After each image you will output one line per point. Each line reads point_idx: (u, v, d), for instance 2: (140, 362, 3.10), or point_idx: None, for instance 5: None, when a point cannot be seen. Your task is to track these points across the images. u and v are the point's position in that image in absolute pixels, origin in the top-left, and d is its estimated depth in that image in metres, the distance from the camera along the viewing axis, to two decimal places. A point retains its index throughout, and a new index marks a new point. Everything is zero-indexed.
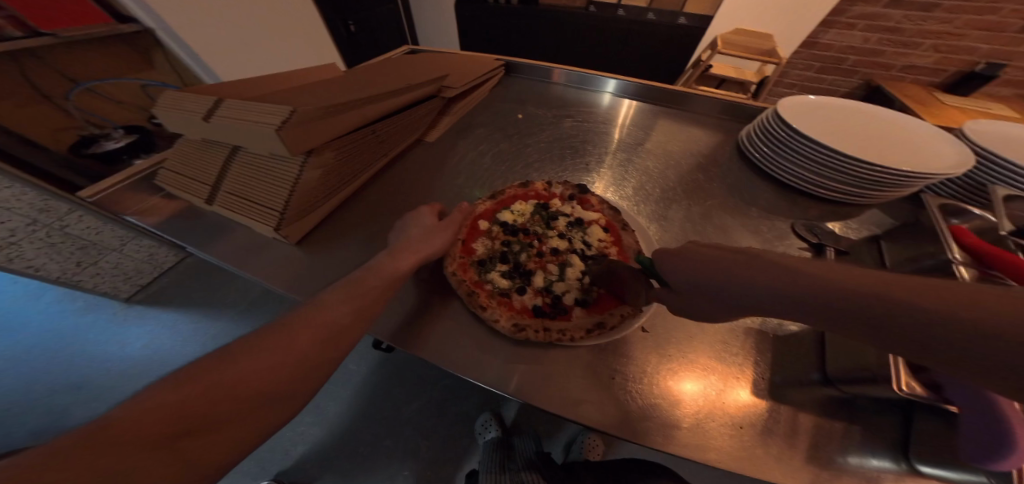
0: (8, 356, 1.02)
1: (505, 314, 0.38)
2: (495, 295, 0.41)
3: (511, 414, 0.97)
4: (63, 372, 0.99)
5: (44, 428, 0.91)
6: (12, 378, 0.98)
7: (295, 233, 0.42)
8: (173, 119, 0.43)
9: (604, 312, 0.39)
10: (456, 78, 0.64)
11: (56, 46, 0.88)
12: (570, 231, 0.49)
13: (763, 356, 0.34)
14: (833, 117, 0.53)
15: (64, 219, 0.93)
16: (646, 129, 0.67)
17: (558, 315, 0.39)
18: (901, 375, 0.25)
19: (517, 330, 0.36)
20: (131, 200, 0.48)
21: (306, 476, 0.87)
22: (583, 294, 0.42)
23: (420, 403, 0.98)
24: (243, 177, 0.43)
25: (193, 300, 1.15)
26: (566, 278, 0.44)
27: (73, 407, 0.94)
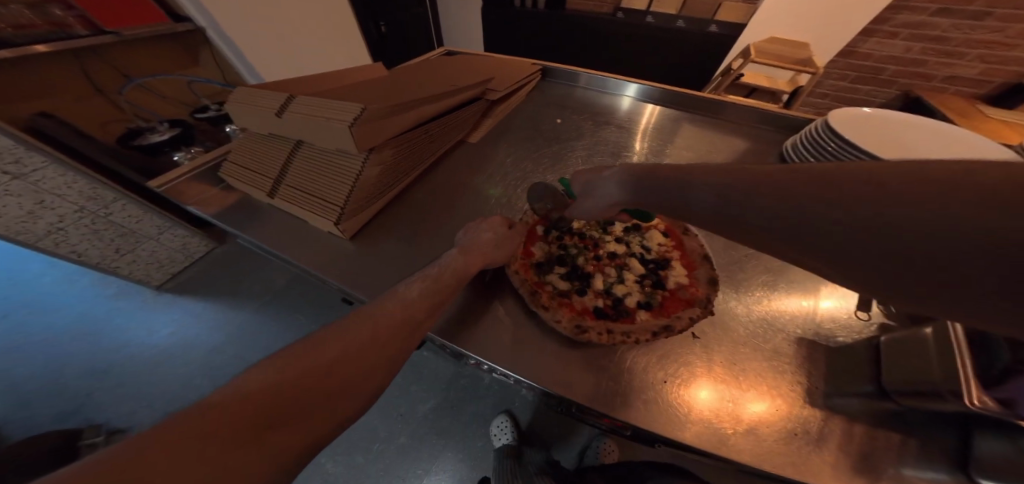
0: (47, 336, 1.09)
1: (567, 315, 0.39)
2: (556, 296, 0.42)
3: (525, 416, 0.98)
4: (92, 355, 1.05)
5: (78, 409, 0.95)
6: (55, 356, 1.05)
7: (351, 227, 0.44)
8: (243, 113, 0.46)
9: (668, 315, 0.40)
10: (499, 81, 0.67)
11: (115, 45, 0.94)
12: (627, 236, 0.50)
13: (814, 366, 0.35)
14: (881, 129, 0.53)
15: (109, 208, 0.99)
16: (672, 135, 0.68)
17: (621, 317, 0.40)
18: (971, 389, 0.25)
19: (579, 332, 0.37)
20: (193, 191, 0.51)
21: (325, 465, 0.90)
22: (645, 297, 0.42)
23: (436, 402, 1.00)
24: (305, 171, 0.46)
25: (219, 290, 1.21)
26: (626, 281, 0.44)
27: (104, 391, 0.99)
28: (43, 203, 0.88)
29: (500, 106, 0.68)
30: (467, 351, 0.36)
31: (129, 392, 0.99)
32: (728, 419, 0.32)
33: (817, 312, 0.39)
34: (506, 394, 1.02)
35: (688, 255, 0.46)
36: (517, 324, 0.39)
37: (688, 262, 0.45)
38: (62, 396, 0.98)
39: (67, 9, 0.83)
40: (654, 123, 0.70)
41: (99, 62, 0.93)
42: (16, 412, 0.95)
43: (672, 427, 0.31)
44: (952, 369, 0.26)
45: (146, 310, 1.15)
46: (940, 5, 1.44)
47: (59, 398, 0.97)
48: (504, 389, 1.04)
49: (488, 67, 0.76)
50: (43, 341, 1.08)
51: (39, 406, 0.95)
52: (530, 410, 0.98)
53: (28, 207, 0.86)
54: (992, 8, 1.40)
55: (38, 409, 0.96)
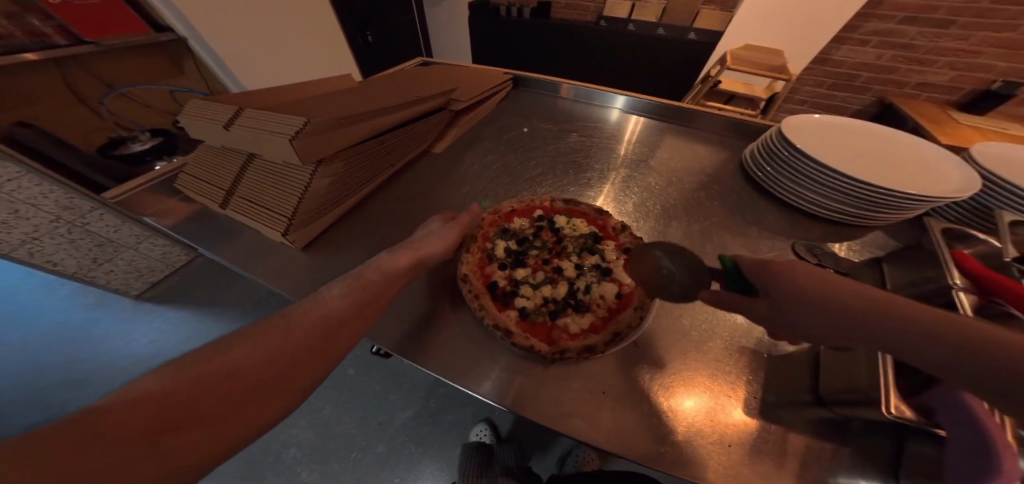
0: (22, 347, 1.07)
1: (472, 265, 0.44)
2: (484, 253, 0.46)
3: (504, 424, 0.96)
4: (67, 368, 1.03)
5: None
6: (28, 368, 1.03)
7: (302, 239, 0.44)
8: (195, 125, 0.46)
9: (524, 332, 0.38)
10: (464, 91, 0.67)
11: (97, 54, 0.95)
12: (587, 270, 0.46)
13: (757, 375, 0.34)
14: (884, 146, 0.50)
15: (88, 217, 0.96)
16: (651, 146, 0.68)
17: (497, 302, 0.41)
18: (891, 397, 0.25)
19: (463, 277, 0.42)
20: (150, 201, 0.50)
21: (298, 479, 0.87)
22: (532, 308, 0.41)
23: (414, 410, 0.98)
24: (257, 182, 0.45)
25: (197, 300, 1.18)
26: (537, 292, 0.43)
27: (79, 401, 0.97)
28: (18, 213, 0.86)
29: (466, 116, 0.68)
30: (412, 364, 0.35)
31: None
32: (666, 426, 0.31)
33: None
34: (485, 403, 1.00)
35: (609, 322, 0.40)
36: (468, 335, 0.38)
37: (603, 325, 0.39)
38: (36, 407, 0.96)
39: (46, 19, 0.83)
40: (632, 133, 0.71)
41: (79, 71, 0.93)
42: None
43: (613, 439, 0.30)
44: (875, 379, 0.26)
45: (125, 319, 1.13)
46: (907, 14, 1.49)
47: (34, 407, 0.96)
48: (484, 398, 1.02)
49: (460, 78, 0.77)
50: (15, 352, 1.06)
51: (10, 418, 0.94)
52: (509, 418, 0.97)
53: (3, 216, 0.84)
54: (956, 17, 1.44)
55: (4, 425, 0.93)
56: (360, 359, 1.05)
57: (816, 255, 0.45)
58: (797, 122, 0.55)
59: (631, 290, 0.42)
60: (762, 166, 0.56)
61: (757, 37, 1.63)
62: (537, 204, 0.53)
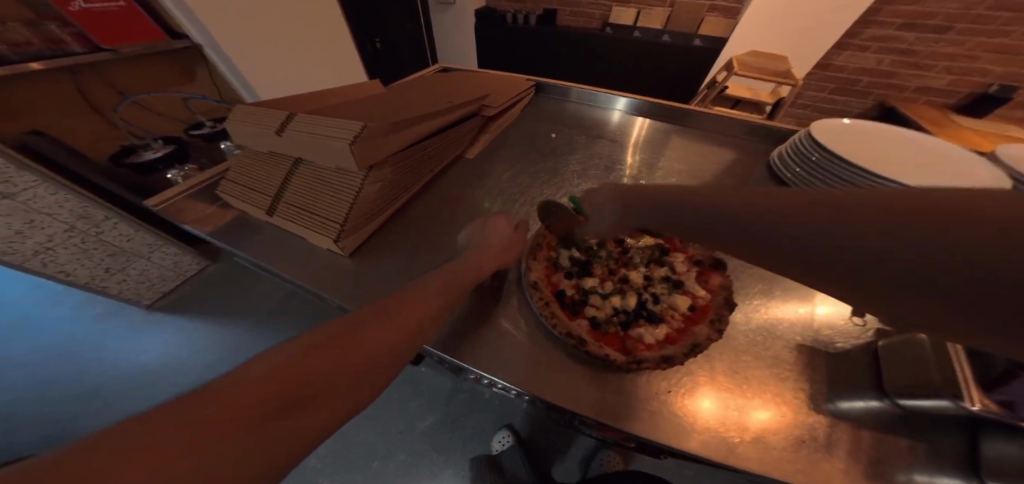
0: (30, 360, 1.05)
1: (539, 272, 0.44)
2: (549, 263, 0.47)
3: (525, 429, 0.96)
4: (75, 381, 1.01)
5: (61, 433, 0.92)
6: (38, 381, 1.01)
7: (351, 244, 0.44)
8: (242, 131, 0.47)
9: (596, 341, 0.37)
10: (495, 98, 0.69)
11: (112, 63, 0.95)
12: (655, 282, 0.45)
13: (816, 372, 0.35)
14: (926, 156, 0.52)
15: (99, 226, 0.96)
16: (670, 148, 0.69)
17: (567, 310, 0.41)
18: (972, 393, 0.26)
19: (533, 285, 0.42)
20: (187, 208, 0.50)
21: None
22: (602, 318, 0.40)
23: (434, 417, 0.97)
24: (305, 188, 0.46)
25: (209, 310, 1.17)
26: (607, 301, 0.42)
27: (87, 419, 0.94)
28: (33, 223, 0.85)
29: (497, 122, 0.70)
30: (473, 367, 0.34)
31: (116, 413, 0.96)
32: (734, 429, 0.31)
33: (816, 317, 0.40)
34: (505, 408, 1.00)
35: (683, 335, 0.38)
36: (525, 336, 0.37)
37: (679, 337, 0.38)
38: (53, 414, 0.95)
39: (65, 26, 0.83)
40: (647, 136, 0.72)
41: (93, 77, 0.93)
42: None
43: (690, 439, 0.30)
44: (952, 375, 0.28)
45: (136, 329, 1.11)
46: (905, 20, 1.55)
47: (41, 423, 0.94)
48: (504, 402, 1.02)
49: (486, 83, 0.78)
50: (25, 365, 1.04)
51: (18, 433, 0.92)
52: (530, 422, 0.97)
53: (17, 227, 0.83)
54: (952, 23, 1.51)
55: (17, 437, 0.91)
56: None
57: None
58: (829, 125, 0.57)
59: (709, 304, 0.41)
60: (789, 166, 0.58)
61: (769, 41, 1.65)
62: None
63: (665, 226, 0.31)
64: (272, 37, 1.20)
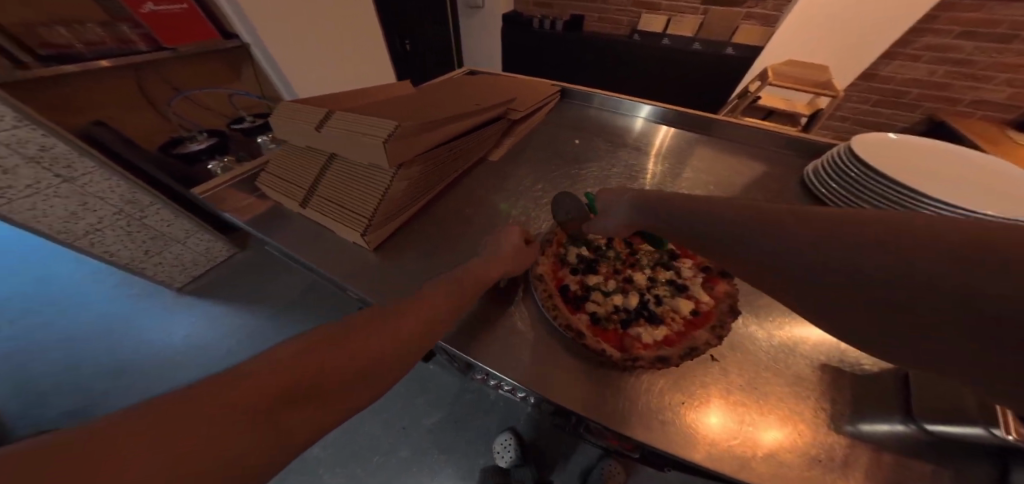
0: (71, 335, 1.14)
1: (544, 266, 0.44)
2: (555, 257, 0.46)
3: (529, 434, 0.95)
4: (108, 356, 1.09)
5: (88, 407, 0.98)
6: (75, 355, 1.09)
7: (376, 238, 0.46)
8: (287, 128, 0.51)
9: (595, 336, 0.36)
10: (521, 102, 0.70)
11: (169, 61, 1.03)
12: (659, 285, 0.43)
13: (839, 393, 0.33)
14: (976, 174, 0.49)
15: (144, 211, 1.04)
16: (697, 159, 0.67)
17: (568, 303, 0.40)
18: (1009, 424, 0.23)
19: (536, 277, 0.42)
20: (229, 198, 0.54)
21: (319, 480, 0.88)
22: (602, 314, 0.39)
23: (439, 416, 0.99)
24: (337, 183, 0.48)
25: (234, 295, 1.24)
26: (608, 298, 0.40)
27: (113, 396, 1.01)
28: (87, 205, 0.95)
29: (521, 126, 0.71)
30: (485, 365, 0.34)
31: (141, 390, 1.02)
32: (745, 444, 0.29)
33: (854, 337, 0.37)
34: (510, 411, 0.99)
35: (683, 338, 0.37)
36: (540, 337, 0.37)
37: (678, 339, 0.36)
38: (99, 379, 1.04)
39: (135, 27, 0.92)
40: (671, 148, 0.70)
41: (154, 76, 1.02)
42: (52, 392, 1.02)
43: (700, 451, 0.29)
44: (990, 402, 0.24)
45: (168, 310, 1.19)
46: (965, 27, 1.45)
47: (73, 394, 1.01)
48: (509, 405, 1.01)
49: (512, 88, 0.80)
50: (66, 338, 1.13)
51: (51, 403, 0.99)
52: (534, 429, 0.96)
53: (73, 208, 0.93)
54: (1017, 32, 1.40)
55: (50, 407, 0.98)
56: None
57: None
58: (871, 138, 0.54)
59: (712, 309, 0.39)
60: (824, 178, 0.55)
61: (818, 37, 1.63)
62: None
63: (681, 234, 0.31)
64: (310, 36, 1.25)
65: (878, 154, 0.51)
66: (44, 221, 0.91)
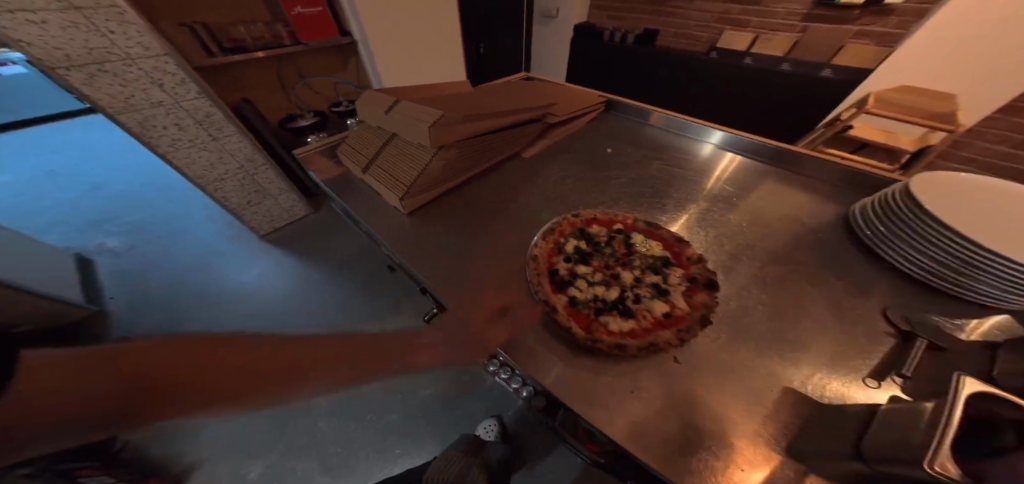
0: (185, 260, 1.49)
1: (542, 250, 0.48)
2: (554, 246, 0.49)
3: (512, 425, 0.99)
4: (201, 281, 1.39)
5: (175, 317, 1.26)
6: (181, 276, 1.42)
7: (411, 205, 0.55)
8: (365, 109, 0.64)
9: (567, 314, 0.39)
10: (561, 108, 0.77)
11: (302, 55, 1.38)
12: (646, 286, 0.43)
13: (786, 416, 0.31)
14: None
15: (257, 169, 1.35)
16: (733, 182, 0.65)
17: (553, 284, 0.43)
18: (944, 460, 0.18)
19: (532, 258, 0.46)
20: (315, 161, 0.70)
21: (314, 424, 0.99)
22: (582, 299, 0.41)
23: (432, 390, 1.06)
24: (392, 157, 0.59)
25: (301, 249, 1.50)
26: (590, 287, 0.42)
27: (194, 313, 1.28)
28: (221, 159, 1.25)
29: (557, 130, 0.76)
30: (462, 316, 0.40)
31: (212, 313, 1.28)
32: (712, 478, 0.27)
33: (859, 373, 0.34)
34: (500, 401, 1.04)
35: (650, 335, 0.37)
36: (519, 305, 0.41)
37: (643, 334, 0.37)
38: (196, 295, 1.34)
39: (286, 26, 1.25)
40: (726, 171, 0.68)
41: (290, 67, 1.38)
42: (173, 297, 1.33)
43: (631, 436, 0.29)
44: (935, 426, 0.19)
45: (252, 253, 1.49)
46: None
47: (172, 304, 1.31)
48: (500, 395, 1.06)
49: (560, 95, 0.86)
50: (178, 263, 1.48)
51: (155, 309, 1.29)
52: (519, 423, 0.99)
53: (211, 160, 1.23)
54: None
55: (152, 312, 1.28)
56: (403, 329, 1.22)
57: (911, 325, 0.37)
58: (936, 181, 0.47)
59: (684, 317, 0.39)
60: (868, 213, 0.50)
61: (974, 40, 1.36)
62: (619, 219, 0.53)
63: None
64: (404, 35, 1.47)
65: (944, 202, 0.45)
66: (192, 168, 1.20)
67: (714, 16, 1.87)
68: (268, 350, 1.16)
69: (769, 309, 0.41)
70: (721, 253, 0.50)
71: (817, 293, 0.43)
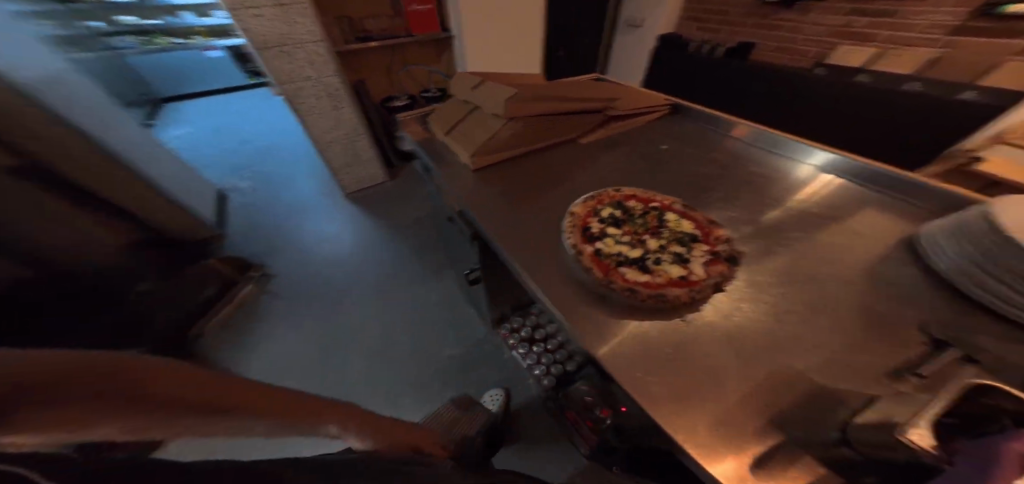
0: (293, 204, 1.88)
1: (580, 211, 0.55)
2: (592, 210, 0.55)
3: (518, 401, 1.06)
4: (301, 223, 1.74)
5: (280, 245, 1.61)
6: (289, 216, 1.79)
7: (479, 162, 0.66)
8: (457, 85, 0.78)
9: (589, 259, 0.46)
10: (623, 104, 0.83)
11: (409, 45, 1.68)
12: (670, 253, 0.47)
13: (764, 378, 0.33)
14: None
15: (358, 136, 1.64)
16: (794, 186, 0.63)
17: (584, 236, 0.50)
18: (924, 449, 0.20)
19: (569, 214, 0.54)
20: (408, 126, 0.87)
21: (356, 355, 1.17)
22: (606, 252, 0.47)
23: (455, 352, 1.18)
24: (470, 124, 0.72)
25: (375, 210, 1.78)
26: (616, 245, 0.48)
27: (293, 245, 1.61)
28: (335, 125, 1.55)
29: (617, 123, 0.82)
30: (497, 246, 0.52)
31: (304, 248, 1.60)
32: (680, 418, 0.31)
33: (870, 363, 0.34)
34: (512, 377, 1.11)
35: (663, 287, 0.42)
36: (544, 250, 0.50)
37: (656, 286, 0.42)
38: (296, 232, 1.69)
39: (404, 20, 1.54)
40: (790, 179, 0.65)
41: (398, 55, 1.69)
42: (281, 231, 1.70)
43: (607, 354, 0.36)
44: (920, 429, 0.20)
45: (339, 207, 1.81)
46: None
47: (279, 236, 1.67)
48: (512, 372, 1.13)
49: (627, 94, 0.92)
50: (289, 206, 1.87)
51: (268, 237, 1.66)
52: (525, 402, 1.05)
53: (328, 124, 1.53)
54: None
55: (266, 239, 1.65)
56: (443, 293, 1.38)
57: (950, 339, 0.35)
58: None
59: (699, 282, 0.43)
60: (928, 228, 0.46)
61: None
62: (658, 200, 0.57)
63: None
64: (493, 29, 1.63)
65: None
66: (314, 131, 1.52)
67: (830, 29, 1.72)
68: (336, 287, 1.41)
69: (787, 295, 0.42)
70: (759, 243, 0.50)
71: (857, 295, 0.41)
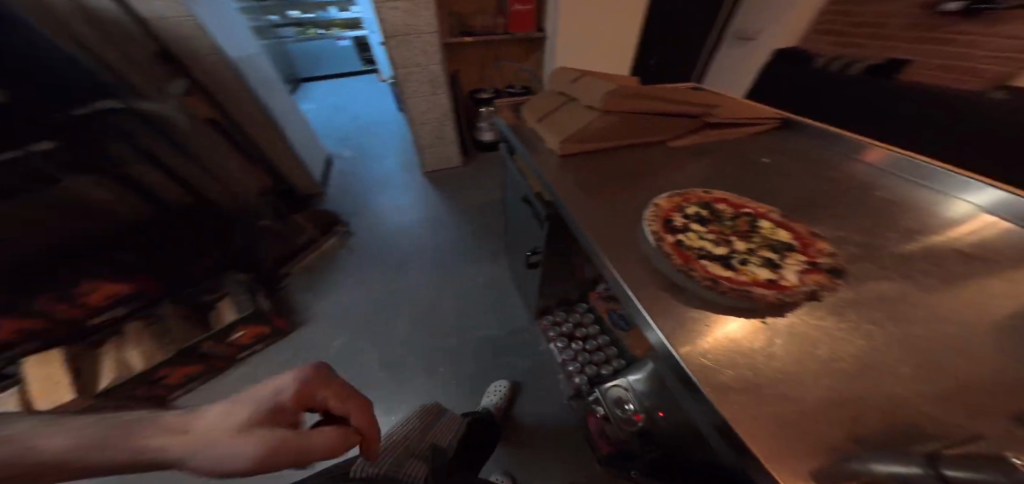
0: (382, 174, 2.17)
1: (665, 205, 0.56)
2: (678, 206, 0.56)
3: (542, 396, 1.06)
4: (386, 191, 2.01)
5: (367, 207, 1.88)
6: (377, 184, 2.08)
7: (567, 148, 0.71)
8: (558, 79, 0.85)
9: (669, 247, 0.47)
10: (724, 112, 0.80)
11: (507, 42, 1.81)
12: (759, 258, 0.46)
13: (840, 386, 0.32)
14: None
15: (446, 121, 1.83)
16: (922, 219, 0.55)
17: (665, 227, 0.52)
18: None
19: (654, 206, 0.55)
20: (502, 112, 0.96)
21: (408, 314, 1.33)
22: (687, 244, 0.48)
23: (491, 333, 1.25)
24: (565, 114, 0.77)
25: (446, 190, 1.95)
26: (699, 240, 0.49)
27: (376, 209, 1.87)
28: (430, 108, 1.75)
29: (713, 130, 0.80)
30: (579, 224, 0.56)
31: (385, 212, 1.84)
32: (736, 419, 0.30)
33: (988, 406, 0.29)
34: (540, 371, 1.13)
35: (745, 285, 0.41)
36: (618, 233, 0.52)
37: (738, 282, 0.42)
38: (381, 198, 1.95)
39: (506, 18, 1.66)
40: (924, 211, 0.56)
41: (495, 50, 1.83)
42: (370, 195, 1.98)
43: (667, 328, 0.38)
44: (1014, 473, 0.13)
45: (417, 182, 2.03)
46: None
47: (368, 199, 1.95)
48: (542, 367, 1.15)
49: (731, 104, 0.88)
50: (378, 175, 2.16)
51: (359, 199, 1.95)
52: (549, 397, 1.06)
53: (425, 108, 1.74)
54: None
55: (357, 200, 1.94)
56: (494, 275, 1.47)
57: None
58: None
59: (791, 287, 0.41)
60: None
61: None
62: (753, 208, 0.56)
63: None
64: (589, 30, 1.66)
65: None
66: (413, 112, 1.74)
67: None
68: (403, 252, 1.61)
69: (888, 320, 0.38)
70: (868, 266, 0.46)
71: (995, 340, 0.35)
